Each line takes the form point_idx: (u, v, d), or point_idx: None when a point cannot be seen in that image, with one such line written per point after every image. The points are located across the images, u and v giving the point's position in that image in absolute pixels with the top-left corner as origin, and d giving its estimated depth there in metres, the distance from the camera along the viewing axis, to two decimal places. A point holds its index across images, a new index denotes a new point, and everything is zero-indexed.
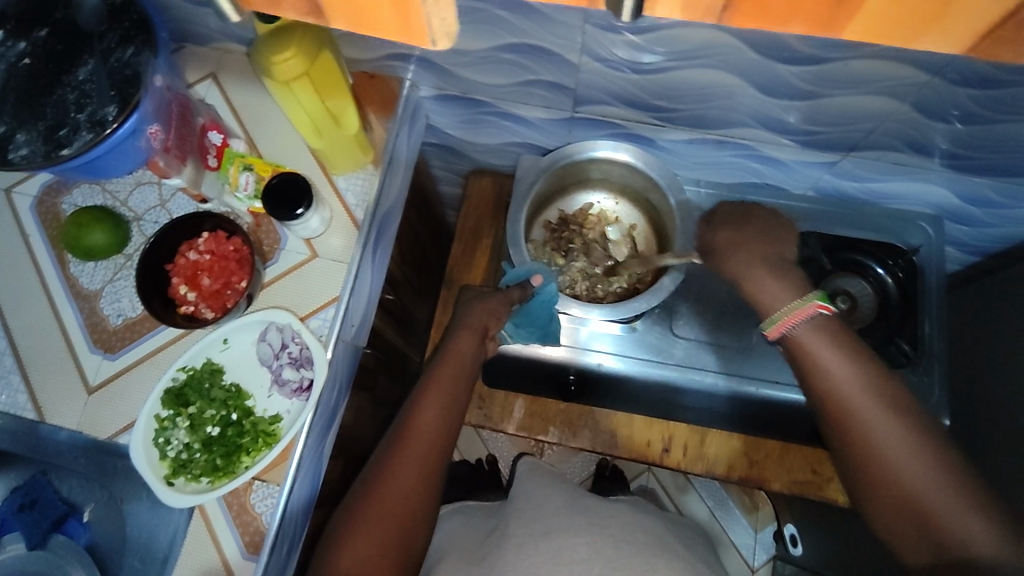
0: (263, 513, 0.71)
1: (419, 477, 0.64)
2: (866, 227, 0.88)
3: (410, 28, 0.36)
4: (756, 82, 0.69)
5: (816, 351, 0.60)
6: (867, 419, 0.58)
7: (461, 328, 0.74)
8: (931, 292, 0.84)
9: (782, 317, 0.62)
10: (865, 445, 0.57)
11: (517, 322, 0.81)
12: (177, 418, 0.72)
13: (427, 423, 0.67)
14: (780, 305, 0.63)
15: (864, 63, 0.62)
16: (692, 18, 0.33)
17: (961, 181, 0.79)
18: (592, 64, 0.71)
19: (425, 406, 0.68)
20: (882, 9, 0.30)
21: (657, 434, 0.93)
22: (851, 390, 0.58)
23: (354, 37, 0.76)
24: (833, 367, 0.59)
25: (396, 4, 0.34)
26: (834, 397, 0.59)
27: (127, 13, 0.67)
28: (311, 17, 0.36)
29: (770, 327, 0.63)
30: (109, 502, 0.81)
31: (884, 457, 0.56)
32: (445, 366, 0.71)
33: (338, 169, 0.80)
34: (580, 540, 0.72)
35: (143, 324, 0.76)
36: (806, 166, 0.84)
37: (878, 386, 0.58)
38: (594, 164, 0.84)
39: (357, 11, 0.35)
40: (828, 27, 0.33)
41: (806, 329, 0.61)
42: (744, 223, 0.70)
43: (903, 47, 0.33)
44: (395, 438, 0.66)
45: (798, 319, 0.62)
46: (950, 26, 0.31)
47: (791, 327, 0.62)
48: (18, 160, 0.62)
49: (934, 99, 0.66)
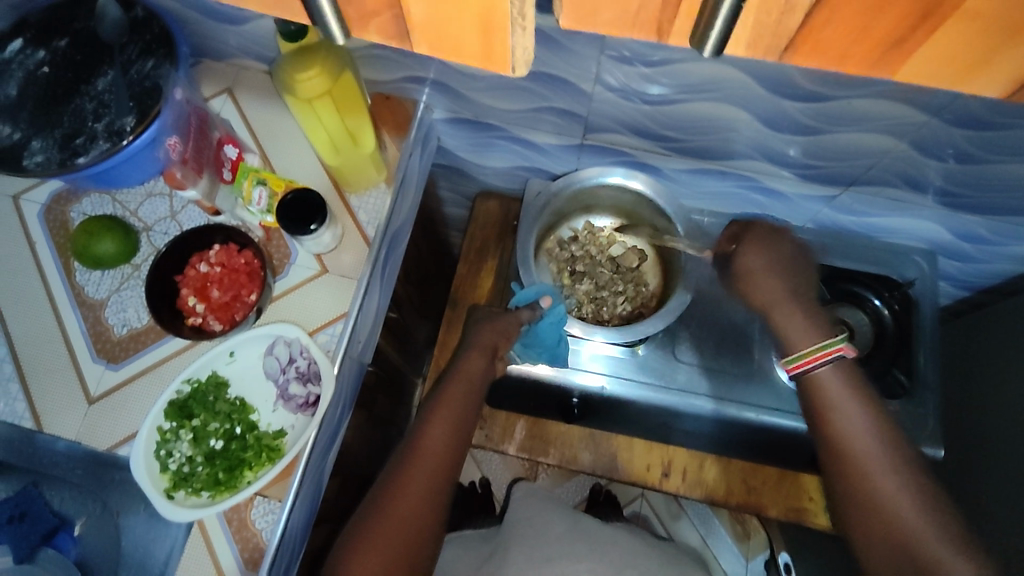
0: (263, 529, 0.70)
1: (427, 494, 0.65)
2: (865, 259, 0.89)
3: (491, 56, 0.33)
4: (762, 117, 0.71)
5: (832, 393, 0.63)
6: (871, 457, 0.60)
7: (472, 346, 0.75)
8: (926, 325, 0.85)
9: (808, 355, 0.64)
10: (865, 486, 0.59)
11: (526, 341, 0.81)
12: (181, 430, 0.71)
13: (435, 441, 0.67)
14: (805, 345, 0.65)
15: (867, 102, 0.65)
16: (752, 57, 0.30)
17: (954, 218, 0.82)
18: (604, 93, 0.73)
19: (436, 420, 0.68)
20: (947, 48, 0.28)
21: (657, 459, 0.95)
22: (855, 434, 0.61)
23: (372, 58, 0.78)
24: (846, 406, 0.62)
25: (484, 30, 0.31)
26: (841, 438, 0.61)
27: (149, 27, 0.70)
28: (396, 40, 0.33)
29: (792, 364, 0.66)
30: (101, 517, 0.78)
31: (884, 500, 0.58)
32: (455, 384, 0.71)
33: (352, 187, 0.81)
34: (583, 567, 0.73)
35: (149, 335, 0.76)
36: (807, 199, 0.86)
37: (886, 433, 0.61)
38: (602, 191, 0.86)
39: (440, 34, 0.32)
40: (880, 69, 0.30)
41: (828, 371, 0.63)
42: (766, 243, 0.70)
43: (954, 88, 0.30)
44: (404, 455, 0.66)
45: (820, 361, 0.64)
46: (998, 72, 0.29)
47: (813, 368, 0.64)
48: (34, 166, 0.64)
49: (931, 138, 0.69)
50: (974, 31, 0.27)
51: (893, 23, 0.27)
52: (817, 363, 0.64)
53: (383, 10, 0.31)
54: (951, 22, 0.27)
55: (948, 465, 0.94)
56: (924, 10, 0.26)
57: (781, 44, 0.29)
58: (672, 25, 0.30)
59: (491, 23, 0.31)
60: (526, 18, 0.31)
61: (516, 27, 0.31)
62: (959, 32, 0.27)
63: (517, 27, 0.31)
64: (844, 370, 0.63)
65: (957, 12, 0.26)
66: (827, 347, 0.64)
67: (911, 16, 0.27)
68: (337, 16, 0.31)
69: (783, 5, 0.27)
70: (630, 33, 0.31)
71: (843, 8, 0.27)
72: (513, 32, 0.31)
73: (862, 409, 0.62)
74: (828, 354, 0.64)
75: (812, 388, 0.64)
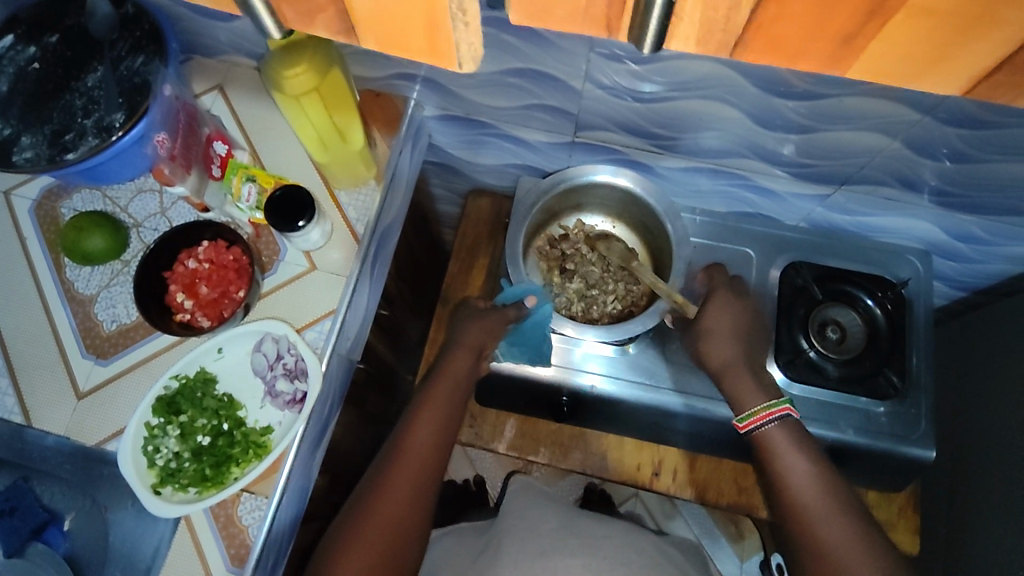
0: (250, 525, 0.70)
1: (413, 494, 0.65)
2: (857, 258, 0.88)
3: (437, 51, 0.34)
4: (754, 115, 0.71)
5: (780, 447, 0.69)
6: (817, 506, 0.65)
7: (458, 345, 0.75)
8: (918, 325, 0.84)
9: (756, 414, 0.70)
10: (816, 536, 0.64)
11: (511, 340, 0.80)
12: (168, 426, 0.71)
13: (420, 440, 0.67)
14: (754, 403, 0.71)
15: (860, 100, 0.65)
16: (704, 52, 0.30)
17: (948, 218, 0.81)
18: (595, 91, 0.73)
19: (421, 421, 0.68)
20: (899, 44, 0.28)
21: (647, 458, 0.94)
22: (805, 485, 0.67)
23: (362, 55, 0.78)
24: (794, 461, 0.68)
25: (428, 26, 0.32)
26: (788, 491, 0.67)
27: (139, 23, 0.70)
28: (343, 36, 0.34)
29: (744, 421, 0.71)
30: (91, 512, 0.78)
31: (828, 544, 0.63)
32: (441, 383, 0.71)
33: (341, 184, 0.80)
34: (576, 562, 0.73)
35: (137, 331, 0.76)
36: (800, 198, 0.86)
37: (833, 484, 0.67)
38: (593, 189, 0.86)
39: (386, 28, 0.32)
40: (834, 65, 0.30)
41: (776, 428, 0.70)
42: (730, 305, 0.76)
43: (908, 84, 0.31)
44: (389, 455, 0.67)
45: (769, 418, 0.70)
46: (952, 70, 0.29)
47: (763, 425, 0.70)
48: (23, 162, 0.64)
49: (925, 137, 0.68)
50: (922, 26, 0.27)
51: (842, 18, 0.27)
52: (766, 421, 0.70)
53: (328, 6, 0.32)
54: (897, 19, 0.27)
55: (942, 467, 0.94)
56: (871, 7, 0.26)
57: (732, 39, 0.29)
58: (621, 20, 0.30)
59: (434, 18, 0.31)
60: (467, 12, 0.31)
61: (457, 20, 0.31)
62: (909, 27, 0.27)
63: (459, 21, 0.31)
64: (791, 427, 0.70)
65: (903, 9, 0.26)
66: (774, 406, 0.70)
67: (859, 11, 0.27)
68: (275, 13, 0.32)
69: (729, 0, 0.27)
70: (579, 29, 0.31)
71: (787, 6, 0.27)
72: (455, 27, 0.32)
73: (804, 460, 0.68)
74: (775, 412, 0.70)
75: (761, 445, 0.70)
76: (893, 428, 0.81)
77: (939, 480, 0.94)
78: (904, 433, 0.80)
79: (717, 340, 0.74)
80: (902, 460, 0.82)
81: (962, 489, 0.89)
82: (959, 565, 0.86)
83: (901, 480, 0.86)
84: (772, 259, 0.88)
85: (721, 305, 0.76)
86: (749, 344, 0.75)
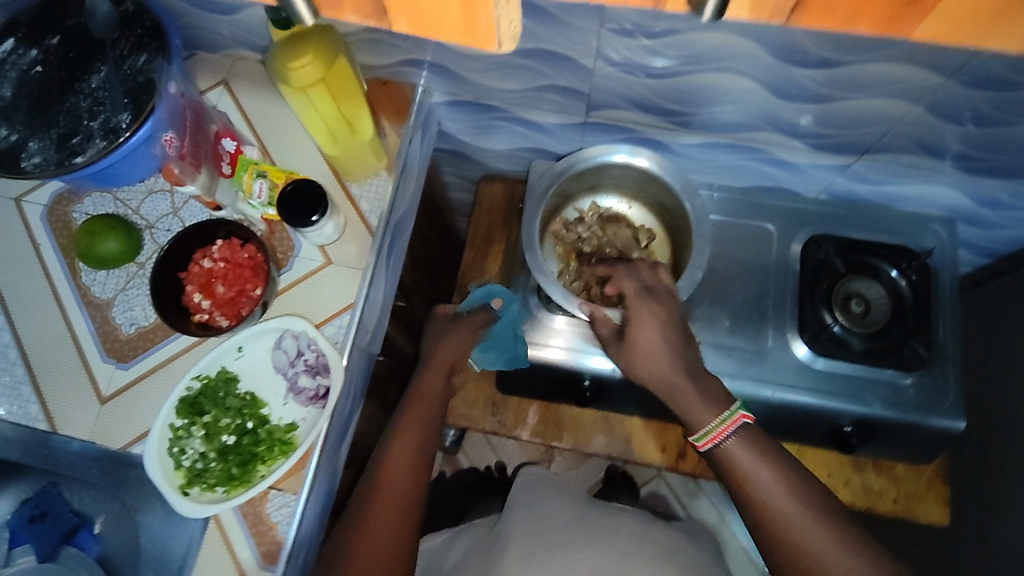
0: (279, 522, 0.70)
1: (395, 522, 0.67)
2: (880, 229, 0.86)
3: (476, 31, 0.36)
4: (771, 86, 0.69)
5: (741, 461, 0.66)
6: (791, 515, 0.63)
7: (428, 367, 0.79)
8: (943, 294, 0.82)
9: (713, 430, 0.68)
10: (795, 544, 0.62)
11: (484, 346, 0.87)
12: (192, 427, 0.71)
13: (397, 469, 0.69)
14: (708, 419, 0.68)
15: (880, 66, 0.63)
16: (759, 18, 0.34)
17: (973, 183, 0.79)
18: (606, 68, 0.71)
19: (396, 448, 0.71)
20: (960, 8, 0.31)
21: (671, 439, 0.94)
22: (773, 493, 0.64)
23: (367, 42, 0.76)
24: (759, 472, 0.65)
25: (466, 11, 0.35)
26: (761, 504, 0.65)
27: (140, 21, 0.68)
28: (374, 19, 0.36)
29: (700, 441, 0.69)
30: (121, 514, 0.79)
31: (810, 551, 0.61)
32: (413, 412, 0.74)
33: (352, 175, 0.79)
34: (585, 556, 0.75)
35: (157, 332, 0.75)
36: (820, 169, 0.84)
37: (800, 486, 0.65)
38: (607, 170, 0.84)
39: (422, 15, 0.35)
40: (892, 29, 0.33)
41: (735, 441, 0.67)
42: (657, 319, 0.71)
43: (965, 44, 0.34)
44: (369, 486, 0.69)
45: (726, 432, 0.67)
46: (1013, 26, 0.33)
47: (722, 440, 0.67)
48: (32, 168, 0.63)
49: (948, 101, 0.66)
50: None
51: None
52: (724, 435, 0.67)
53: None
54: None
55: (970, 436, 0.93)
56: None
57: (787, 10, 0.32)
58: None
59: None
60: None
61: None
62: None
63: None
64: (747, 435, 0.68)
65: None
66: (727, 419, 0.68)
67: None
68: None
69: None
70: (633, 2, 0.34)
71: None
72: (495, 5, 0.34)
73: (773, 471, 0.66)
74: (731, 424, 0.68)
75: (721, 460, 0.68)
76: (920, 400, 0.79)
77: (967, 449, 0.93)
78: (932, 405, 0.79)
79: (648, 359, 0.70)
80: (930, 432, 0.80)
81: (991, 459, 0.88)
82: (991, 536, 0.85)
83: (929, 454, 0.85)
84: (793, 233, 0.86)
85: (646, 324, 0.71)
86: (684, 355, 0.71)
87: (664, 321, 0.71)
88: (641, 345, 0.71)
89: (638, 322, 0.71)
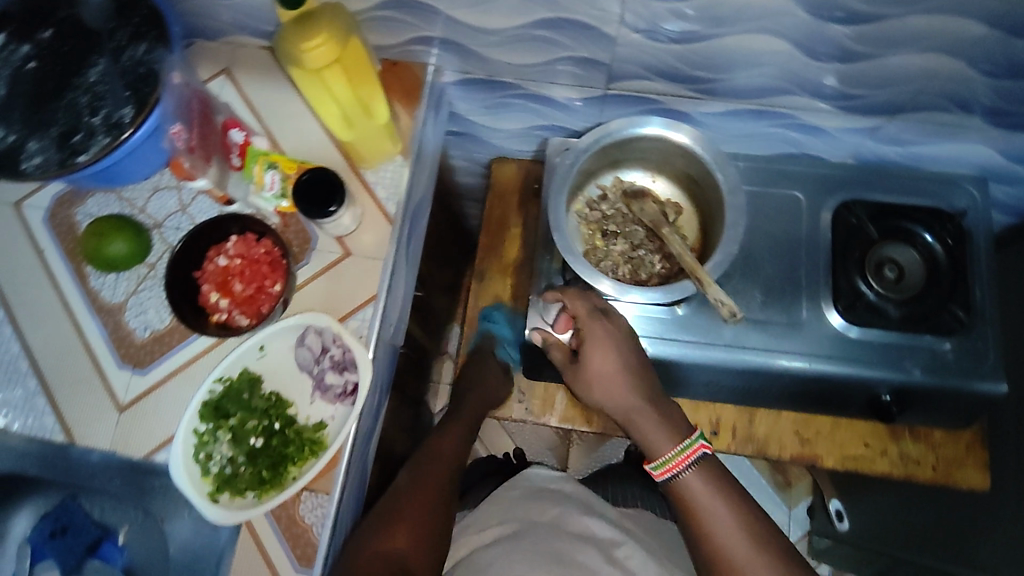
0: (314, 523, 0.67)
1: (411, 533, 0.67)
2: (911, 192, 0.84)
3: None
4: (803, 46, 0.66)
5: (697, 492, 0.65)
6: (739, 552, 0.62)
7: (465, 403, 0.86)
8: (981, 256, 0.80)
9: (671, 460, 0.67)
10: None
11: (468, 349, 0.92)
12: (218, 431, 0.68)
13: (422, 487, 0.71)
14: (667, 448, 0.67)
15: (919, 18, 0.61)
16: None
17: (1007, 138, 0.77)
18: (631, 36, 0.68)
19: (422, 475, 0.73)
20: None
21: (705, 417, 0.91)
22: (726, 529, 0.63)
23: (377, 21, 0.73)
24: (714, 505, 0.65)
25: None
26: (712, 535, 0.64)
27: (136, 8, 0.65)
28: None
29: (660, 468, 0.67)
30: (144, 523, 0.77)
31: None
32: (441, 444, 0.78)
33: (367, 162, 0.76)
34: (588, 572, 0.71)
35: (173, 336, 0.72)
36: (847, 132, 0.81)
37: (754, 524, 0.64)
38: (630, 144, 0.82)
39: None
40: None
41: (691, 473, 0.66)
42: (609, 340, 0.70)
43: None
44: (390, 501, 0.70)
45: (684, 462, 0.66)
46: None
47: (679, 470, 0.66)
48: (33, 169, 0.60)
49: (987, 52, 0.64)
50: None
51: None
52: (683, 466, 0.66)
53: None
54: None
55: None
56: None
57: None
58: None
59: None
60: None
61: None
62: None
63: None
64: (704, 465, 0.67)
65: None
66: (686, 448, 0.67)
67: None
68: None
69: None
70: None
71: None
72: None
73: (729, 509, 0.64)
74: (689, 454, 0.67)
75: (676, 492, 0.67)
76: (960, 365, 0.77)
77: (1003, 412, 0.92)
78: (973, 367, 0.77)
79: (601, 381, 0.70)
80: (971, 398, 0.78)
81: None
82: None
83: (968, 419, 0.84)
84: (822, 201, 0.84)
85: (596, 346, 0.70)
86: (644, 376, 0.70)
87: (617, 342, 0.70)
88: (594, 364, 0.70)
89: (590, 344, 0.70)
